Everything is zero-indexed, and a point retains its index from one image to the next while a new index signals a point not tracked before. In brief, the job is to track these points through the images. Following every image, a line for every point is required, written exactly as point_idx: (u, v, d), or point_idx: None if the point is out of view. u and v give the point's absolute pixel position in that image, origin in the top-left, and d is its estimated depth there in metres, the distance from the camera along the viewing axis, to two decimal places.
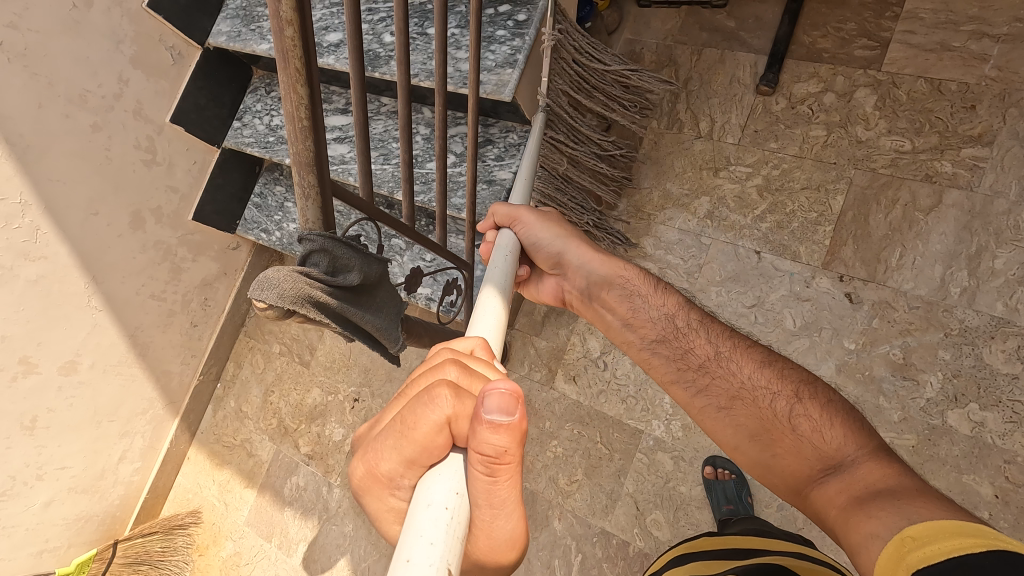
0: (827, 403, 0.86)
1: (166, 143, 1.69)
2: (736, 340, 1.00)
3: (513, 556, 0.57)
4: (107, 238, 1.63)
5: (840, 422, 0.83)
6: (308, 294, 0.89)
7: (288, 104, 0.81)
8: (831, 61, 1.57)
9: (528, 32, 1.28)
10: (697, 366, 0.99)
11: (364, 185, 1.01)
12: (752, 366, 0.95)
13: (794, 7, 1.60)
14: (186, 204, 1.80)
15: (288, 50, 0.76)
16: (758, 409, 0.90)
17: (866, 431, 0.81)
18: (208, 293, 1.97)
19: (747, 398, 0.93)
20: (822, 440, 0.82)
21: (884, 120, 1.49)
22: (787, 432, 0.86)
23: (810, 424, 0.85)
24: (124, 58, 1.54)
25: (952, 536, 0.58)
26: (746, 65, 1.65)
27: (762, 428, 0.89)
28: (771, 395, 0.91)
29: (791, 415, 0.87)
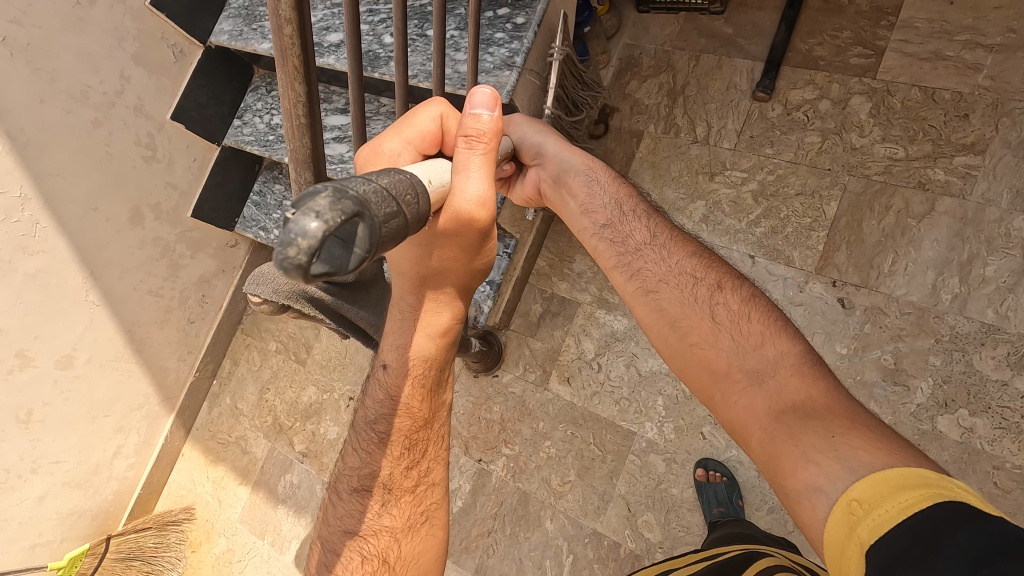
0: (751, 301, 0.88)
1: (166, 140, 1.70)
2: (672, 234, 1.04)
3: (485, 218, 0.74)
4: (106, 233, 1.63)
5: (763, 319, 0.85)
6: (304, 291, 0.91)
7: (287, 101, 0.82)
8: (828, 68, 1.59)
9: (527, 34, 1.29)
10: (634, 249, 1.04)
11: None
12: (681, 255, 1.00)
13: (791, 15, 1.61)
14: (185, 201, 1.81)
15: (287, 48, 0.78)
16: (683, 297, 0.93)
17: (785, 332, 0.83)
18: (206, 290, 1.98)
19: (672, 284, 0.96)
20: (744, 336, 0.84)
21: (878, 128, 1.50)
22: (710, 326, 0.87)
23: (735, 316, 0.87)
24: (126, 55, 1.54)
25: (893, 494, 0.58)
26: (743, 72, 1.67)
27: (682, 316, 0.91)
28: (693, 284, 0.94)
29: (714, 310, 0.89)
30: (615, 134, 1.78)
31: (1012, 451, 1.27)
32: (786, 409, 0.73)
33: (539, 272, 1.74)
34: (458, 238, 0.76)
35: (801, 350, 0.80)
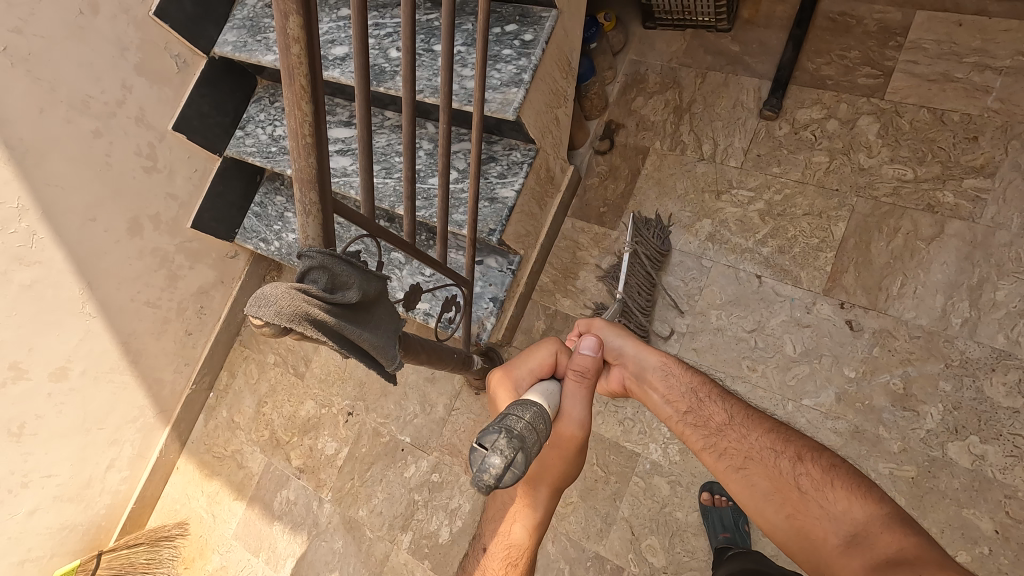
0: (833, 468, 0.92)
1: (167, 150, 1.67)
2: (748, 409, 1.05)
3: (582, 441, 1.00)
4: (104, 244, 1.61)
5: (844, 481, 0.90)
6: (306, 311, 0.87)
7: (293, 121, 0.80)
8: (835, 88, 1.58)
9: (534, 51, 1.28)
10: (716, 430, 1.03)
11: (366, 201, 1.00)
12: (760, 432, 1.00)
13: (798, 34, 1.61)
14: (185, 211, 1.78)
15: (294, 67, 0.76)
16: (768, 469, 0.95)
17: (870, 490, 0.88)
18: (204, 301, 1.95)
19: (756, 457, 0.97)
20: (831, 501, 0.89)
21: (886, 148, 1.49)
22: (799, 495, 0.91)
23: (818, 482, 0.91)
24: (128, 65, 1.53)
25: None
26: (750, 90, 1.66)
27: (774, 489, 0.93)
28: (774, 454, 0.97)
29: (799, 477, 0.93)
30: (621, 150, 1.77)
31: None
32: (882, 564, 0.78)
33: (543, 288, 1.73)
34: (561, 449, 1.00)
35: (885, 507, 0.85)
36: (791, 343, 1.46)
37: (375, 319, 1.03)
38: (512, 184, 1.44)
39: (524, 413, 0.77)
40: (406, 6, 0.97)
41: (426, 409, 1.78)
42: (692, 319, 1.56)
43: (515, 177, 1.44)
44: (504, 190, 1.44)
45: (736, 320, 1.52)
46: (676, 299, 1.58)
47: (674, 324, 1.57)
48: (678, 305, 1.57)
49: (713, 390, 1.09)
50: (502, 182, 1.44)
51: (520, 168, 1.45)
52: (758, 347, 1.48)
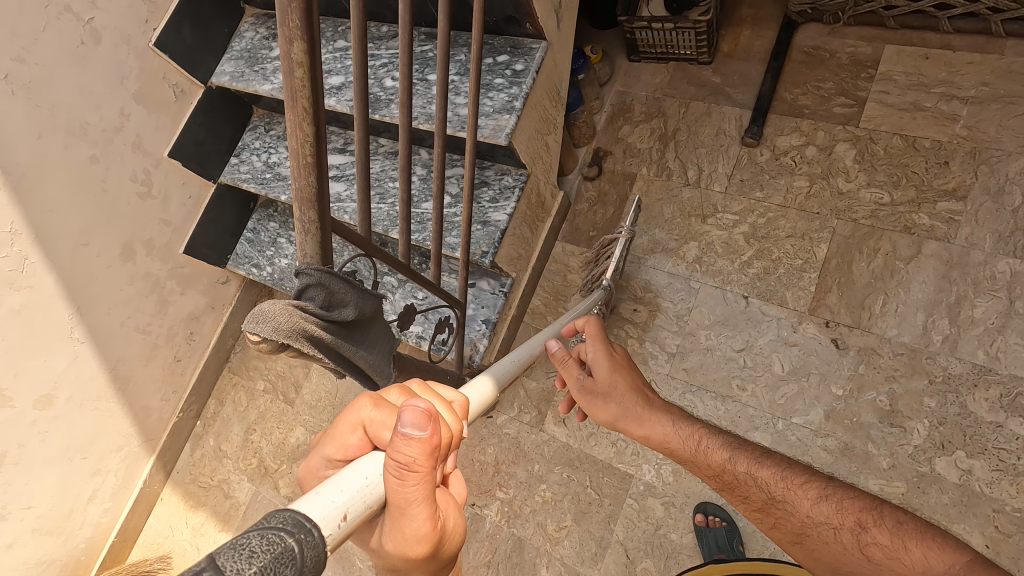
0: (896, 522, 0.90)
1: (163, 177, 1.70)
2: (789, 477, 1.02)
3: (423, 555, 0.64)
4: (96, 269, 1.61)
5: (910, 536, 0.88)
6: (302, 329, 0.88)
7: (294, 141, 0.83)
8: (812, 116, 1.65)
9: (525, 81, 1.33)
10: (762, 508, 1.02)
11: (363, 222, 1.02)
12: (810, 501, 0.98)
13: (776, 66, 1.69)
14: (178, 237, 1.79)
15: (296, 90, 0.79)
16: (832, 546, 0.93)
17: (936, 536, 0.86)
18: (194, 327, 1.94)
19: (814, 532, 0.95)
20: (908, 566, 0.86)
21: (863, 173, 1.55)
22: (870, 564, 0.89)
23: (885, 544, 0.89)
24: (127, 94, 1.55)
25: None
26: (731, 118, 1.73)
27: (843, 565, 0.92)
28: (834, 528, 0.94)
29: (864, 545, 0.91)
30: (609, 176, 1.82)
31: (1011, 493, 1.26)
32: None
33: (534, 311, 1.75)
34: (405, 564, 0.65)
35: (956, 550, 0.83)
36: (779, 362, 1.48)
37: (368, 336, 1.04)
38: (504, 208, 1.47)
39: (257, 557, 0.43)
40: (404, 35, 1.01)
41: None
42: (681, 340, 1.58)
43: (507, 201, 1.47)
44: (496, 214, 1.47)
45: (725, 340, 1.54)
46: (666, 320, 1.61)
47: (664, 344, 1.59)
48: (668, 326, 1.60)
49: (746, 457, 1.06)
50: (494, 207, 1.47)
51: (512, 193, 1.48)
52: (747, 367, 1.50)
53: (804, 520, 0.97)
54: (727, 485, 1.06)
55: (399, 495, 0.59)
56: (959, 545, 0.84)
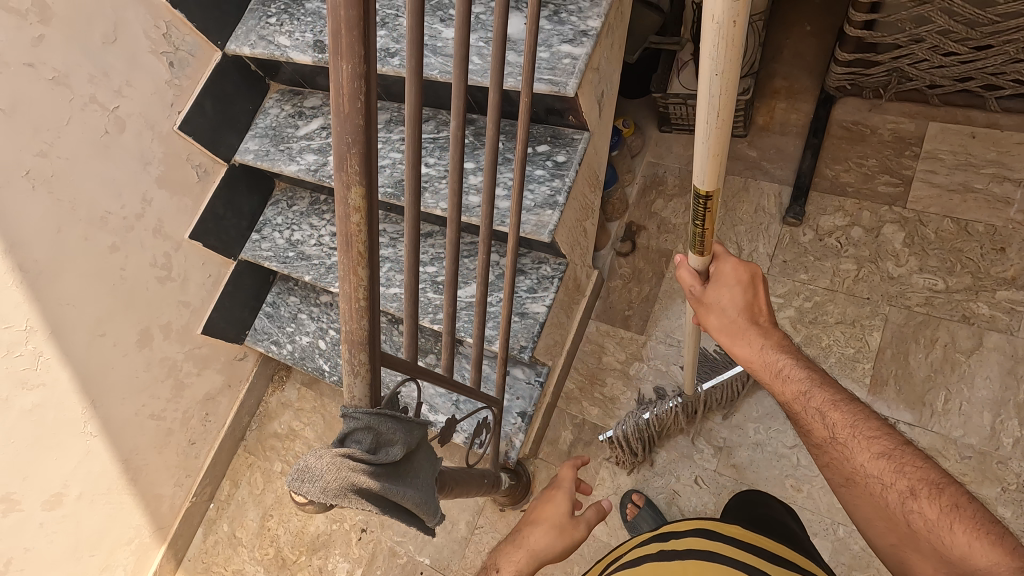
0: (953, 505, 0.77)
1: (183, 259, 1.63)
2: (858, 422, 0.88)
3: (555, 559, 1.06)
4: (112, 359, 1.54)
5: (964, 522, 0.74)
6: (348, 482, 0.81)
7: (346, 284, 0.76)
8: (856, 194, 1.60)
9: (568, 173, 1.28)
10: (817, 444, 0.92)
11: (410, 348, 0.94)
12: (869, 453, 0.85)
13: (815, 143, 1.65)
14: (196, 317, 1.72)
15: (352, 235, 0.73)
16: (875, 499, 0.85)
17: (997, 529, 0.73)
18: (210, 407, 1.86)
19: (862, 483, 0.86)
20: (949, 545, 0.75)
21: (914, 258, 1.49)
22: (912, 531, 0.80)
23: (934, 521, 0.77)
24: (150, 178, 1.49)
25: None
26: (770, 195, 1.68)
27: (886, 520, 0.84)
28: (881, 485, 0.83)
29: (911, 511, 0.80)
30: (643, 253, 1.76)
31: None
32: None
33: (568, 395, 1.68)
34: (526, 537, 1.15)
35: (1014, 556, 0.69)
36: None
37: (417, 472, 0.95)
38: (543, 299, 1.40)
39: None
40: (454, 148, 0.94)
41: (446, 526, 1.68)
42: (728, 432, 1.50)
43: (546, 292, 1.41)
44: (535, 305, 1.40)
45: (776, 434, 1.46)
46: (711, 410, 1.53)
47: (711, 438, 1.51)
48: (714, 416, 1.52)
49: (824, 394, 0.91)
50: (532, 297, 1.41)
51: (550, 282, 1.41)
52: (801, 466, 1.42)
53: (858, 470, 0.86)
54: (792, 411, 0.95)
55: (535, 529, 1.09)
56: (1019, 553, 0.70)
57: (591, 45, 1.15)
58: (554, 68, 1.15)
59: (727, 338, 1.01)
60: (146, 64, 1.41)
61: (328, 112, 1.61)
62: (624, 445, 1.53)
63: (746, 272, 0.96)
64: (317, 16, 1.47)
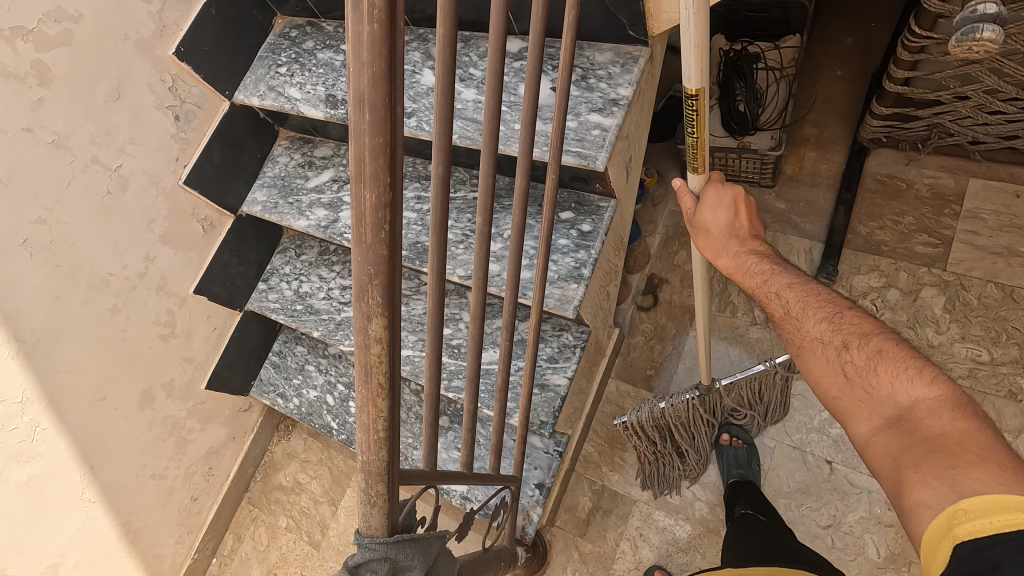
0: (884, 349, 0.72)
1: (187, 314, 1.57)
2: (818, 298, 0.83)
3: None
4: (113, 422, 1.47)
5: (893, 364, 0.70)
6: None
7: (365, 414, 0.69)
8: (892, 253, 1.52)
9: (594, 244, 1.21)
10: (773, 313, 0.87)
11: (429, 457, 0.87)
12: (820, 321, 0.80)
13: (848, 198, 1.57)
14: (200, 372, 1.66)
15: (372, 366, 0.66)
16: (814, 355, 0.79)
17: (927, 371, 0.68)
18: (213, 461, 1.80)
19: (805, 340, 0.81)
20: (878, 386, 0.70)
21: (956, 325, 1.42)
22: (845, 382, 0.74)
23: (868, 369, 0.72)
24: (154, 236, 1.43)
25: (1004, 510, 0.53)
26: (800, 251, 1.61)
27: (822, 383, 0.77)
28: (819, 342, 0.78)
29: (846, 363, 0.74)
30: (665, 307, 1.69)
31: None
32: (917, 445, 0.63)
33: (586, 458, 1.61)
34: None
35: (943, 391, 0.65)
36: (874, 544, 1.33)
37: None
38: (564, 370, 1.33)
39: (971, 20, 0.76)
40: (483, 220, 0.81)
41: None
42: None
43: (567, 362, 1.33)
44: (556, 376, 1.33)
45: (808, 511, 1.40)
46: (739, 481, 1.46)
47: None
48: None
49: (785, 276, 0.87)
50: (553, 368, 1.34)
51: (572, 352, 1.34)
52: (836, 547, 1.36)
53: (805, 339, 0.81)
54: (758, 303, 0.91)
55: None
56: (947, 392, 0.65)
57: (621, 116, 1.07)
58: (582, 139, 1.08)
59: (710, 250, 1.01)
60: (151, 119, 1.34)
61: (339, 163, 1.54)
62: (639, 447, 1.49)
63: (728, 193, 0.98)
64: (329, 68, 1.41)
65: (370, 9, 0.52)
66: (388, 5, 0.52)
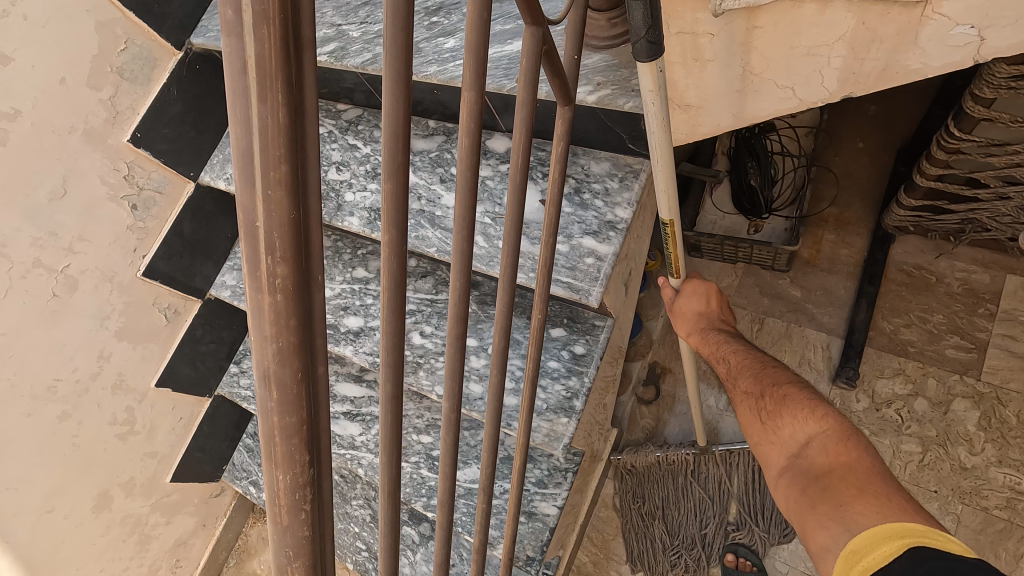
0: (794, 400, 0.85)
1: (149, 409, 1.45)
2: (751, 360, 0.96)
3: None
4: (65, 532, 1.36)
5: (801, 410, 0.82)
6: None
7: None
8: (919, 356, 1.38)
9: (588, 371, 1.07)
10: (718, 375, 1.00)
11: None
12: (748, 376, 0.94)
13: (871, 291, 1.43)
14: (164, 466, 1.54)
15: None
16: (745, 407, 0.91)
17: (819, 410, 0.81)
18: (181, 552, 1.69)
19: (740, 396, 0.93)
20: (786, 426, 0.82)
21: (992, 446, 1.28)
22: (760, 425, 0.86)
23: (779, 415, 0.85)
24: (109, 334, 1.31)
25: (880, 539, 0.60)
26: (817, 346, 1.47)
27: (751, 430, 0.88)
28: (748, 396, 0.91)
29: (761, 408, 0.88)
30: (667, 400, 1.56)
31: None
32: (813, 481, 0.73)
33: (579, 567, 1.48)
34: None
35: (830, 425, 0.78)
36: None
37: None
38: (553, 498, 1.20)
39: None
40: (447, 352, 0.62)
41: None
42: None
43: (557, 488, 1.20)
44: (545, 504, 1.20)
45: None
46: None
47: None
48: None
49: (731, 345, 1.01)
50: (541, 494, 1.20)
51: (563, 475, 1.21)
52: None
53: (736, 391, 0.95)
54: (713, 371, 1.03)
55: None
56: (836, 426, 0.78)
57: (619, 243, 0.94)
58: (573, 267, 0.95)
59: (683, 331, 1.13)
60: (103, 211, 1.22)
61: None
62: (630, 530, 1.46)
63: (702, 286, 1.12)
64: None
65: (270, 278, 0.39)
66: (295, 271, 0.39)
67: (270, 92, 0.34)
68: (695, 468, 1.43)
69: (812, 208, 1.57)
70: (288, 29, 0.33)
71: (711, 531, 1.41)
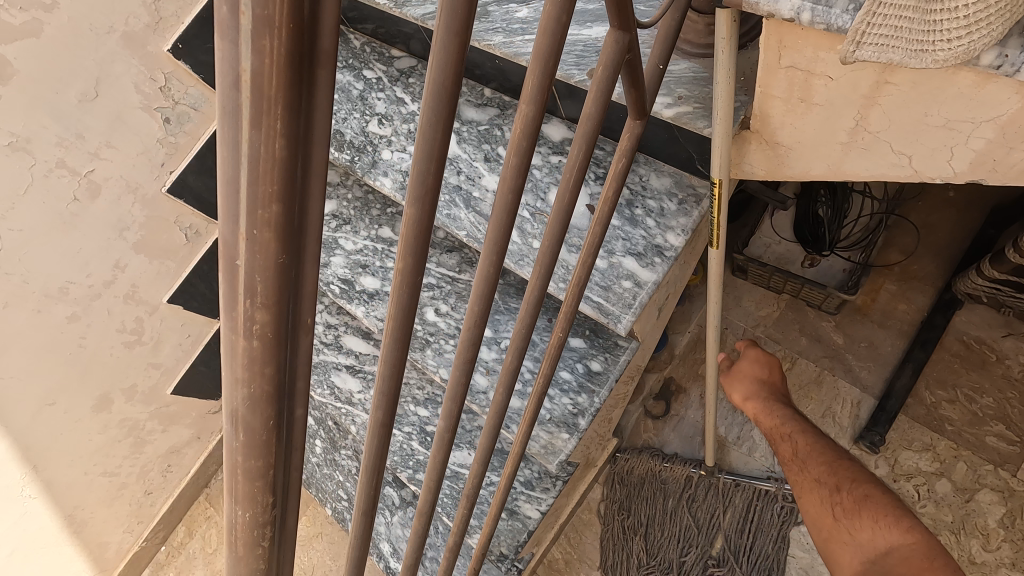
0: (864, 496, 0.90)
1: (158, 323, 1.45)
2: (817, 438, 1.03)
3: None
4: (62, 426, 1.39)
5: (882, 519, 0.86)
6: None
7: None
8: (954, 436, 1.29)
9: (600, 390, 1.01)
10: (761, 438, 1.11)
11: None
12: (814, 455, 1.00)
13: (921, 357, 1.32)
14: (167, 379, 1.56)
15: None
16: (812, 494, 0.96)
17: (903, 522, 0.84)
18: (172, 459, 1.73)
19: (805, 482, 0.98)
20: (857, 529, 0.87)
21: (1008, 545, 1.20)
22: (833, 523, 0.91)
23: (850, 512, 0.89)
24: (126, 245, 1.29)
25: None
26: (847, 400, 1.38)
27: (822, 527, 0.92)
28: (818, 483, 0.97)
29: (837, 504, 0.92)
30: (676, 421, 1.49)
31: None
32: None
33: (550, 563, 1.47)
34: None
35: (914, 540, 0.81)
36: None
37: None
38: (538, 502, 1.17)
39: None
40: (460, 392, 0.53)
41: None
42: None
43: (544, 493, 1.17)
44: (528, 507, 1.17)
45: None
46: None
47: None
48: None
49: (804, 436, 1.03)
50: (526, 495, 1.17)
51: (553, 481, 1.17)
52: None
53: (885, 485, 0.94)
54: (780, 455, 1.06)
55: None
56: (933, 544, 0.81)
57: (664, 270, 0.85)
58: (607, 288, 0.87)
59: (739, 394, 1.19)
60: (134, 121, 1.18)
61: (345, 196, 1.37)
62: (611, 539, 1.44)
63: (766, 357, 1.20)
64: (345, 96, 1.20)
65: (247, 321, 0.33)
66: (277, 319, 0.33)
67: (266, 120, 0.27)
68: (687, 489, 1.40)
69: (874, 252, 1.44)
70: (298, 46, 0.26)
71: (691, 558, 1.36)
